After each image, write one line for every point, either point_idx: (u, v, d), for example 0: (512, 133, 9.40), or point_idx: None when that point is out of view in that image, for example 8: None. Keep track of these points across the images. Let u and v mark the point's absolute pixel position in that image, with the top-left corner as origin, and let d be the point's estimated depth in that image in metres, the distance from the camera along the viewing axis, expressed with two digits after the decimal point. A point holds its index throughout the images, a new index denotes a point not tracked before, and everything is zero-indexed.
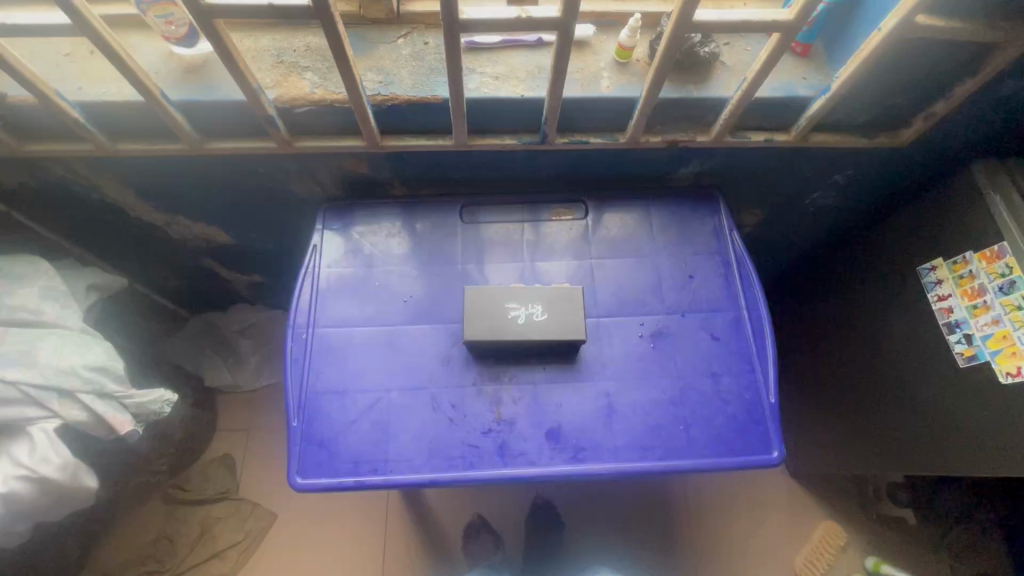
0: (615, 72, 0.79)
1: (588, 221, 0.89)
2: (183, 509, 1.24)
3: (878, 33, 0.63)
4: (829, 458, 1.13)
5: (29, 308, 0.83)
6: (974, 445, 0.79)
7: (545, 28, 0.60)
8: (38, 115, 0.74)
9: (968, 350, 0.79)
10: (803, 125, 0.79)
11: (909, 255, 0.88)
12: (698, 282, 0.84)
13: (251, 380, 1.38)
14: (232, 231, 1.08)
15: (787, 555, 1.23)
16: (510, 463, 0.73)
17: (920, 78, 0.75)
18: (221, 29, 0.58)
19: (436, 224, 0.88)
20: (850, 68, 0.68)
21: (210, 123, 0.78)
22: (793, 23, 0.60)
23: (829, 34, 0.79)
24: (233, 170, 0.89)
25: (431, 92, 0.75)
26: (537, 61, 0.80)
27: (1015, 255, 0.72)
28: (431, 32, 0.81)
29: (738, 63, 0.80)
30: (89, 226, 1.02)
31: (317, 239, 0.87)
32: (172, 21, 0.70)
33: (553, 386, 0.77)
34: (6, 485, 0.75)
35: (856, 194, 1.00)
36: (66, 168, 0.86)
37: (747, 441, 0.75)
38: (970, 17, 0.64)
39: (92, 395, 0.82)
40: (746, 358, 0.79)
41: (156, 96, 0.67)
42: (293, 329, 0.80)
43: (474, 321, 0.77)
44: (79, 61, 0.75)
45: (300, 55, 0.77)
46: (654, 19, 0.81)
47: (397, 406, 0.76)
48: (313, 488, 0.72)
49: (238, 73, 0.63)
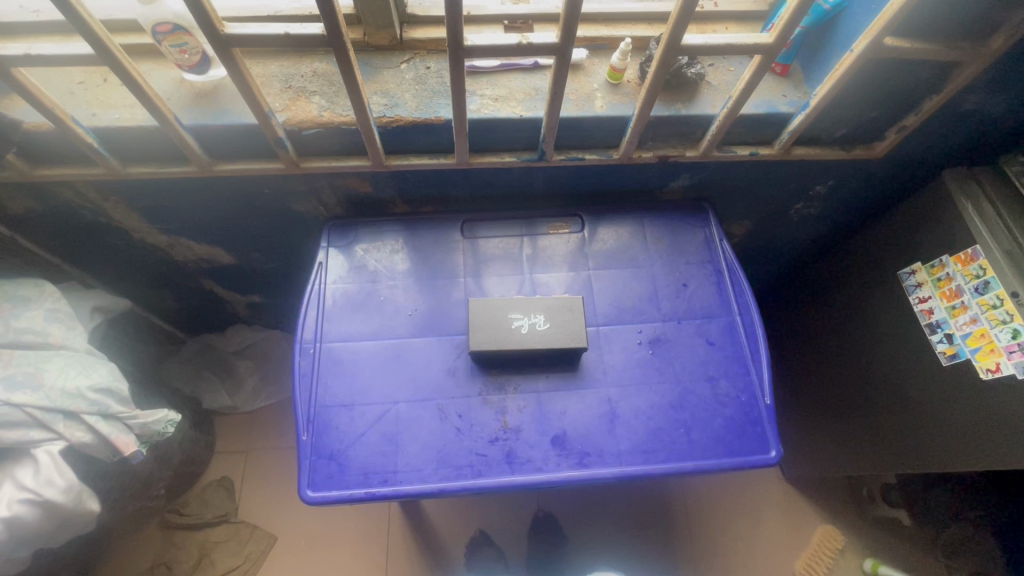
0: (608, 92, 0.83)
1: (584, 234, 0.92)
2: (182, 533, 1.22)
3: (851, 55, 0.68)
4: (822, 461, 1.16)
5: (35, 329, 0.83)
6: (962, 441, 0.82)
7: (545, 52, 0.64)
8: (52, 141, 0.77)
9: (950, 349, 0.82)
10: (785, 139, 0.83)
11: (890, 259, 0.93)
12: (692, 290, 0.87)
13: (249, 402, 1.38)
14: (234, 251, 1.09)
15: (788, 559, 1.25)
16: (518, 471, 0.75)
17: (891, 95, 0.81)
18: (238, 56, 0.61)
19: (438, 240, 0.91)
20: (826, 86, 0.72)
21: (219, 146, 0.81)
22: (773, 45, 0.64)
23: (805, 55, 0.84)
24: (238, 191, 0.91)
25: (434, 114, 0.79)
26: (534, 83, 0.84)
27: (986, 256, 0.76)
28: (433, 57, 0.85)
29: (723, 82, 0.85)
30: (92, 249, 1.03)
31: (323, 256, 0.89)
32: (186, 49, 0.73)
33: (557, 394, 0.79)
34: (9, 510, 0.74)
35: (839, 203, 1.05)
36: (73, 192, 0.87)
37: (745, 442, 0.77)
38: (933, 39, 0.70)
39: (97, 417, 0.82)
40: (741, 361, 0.82)
41: (169, 120, 0.69)
42: (301, 345, 0.82)
43: (479, 331, 0.79)
44: (94, 88, 0.78)
45: (308, 80, 0.81)
46: (642, 43, 0.87)
47: (405, 418, 0.77)
48: (324, 501, 0.73)
49: (251, 98, 0.66)
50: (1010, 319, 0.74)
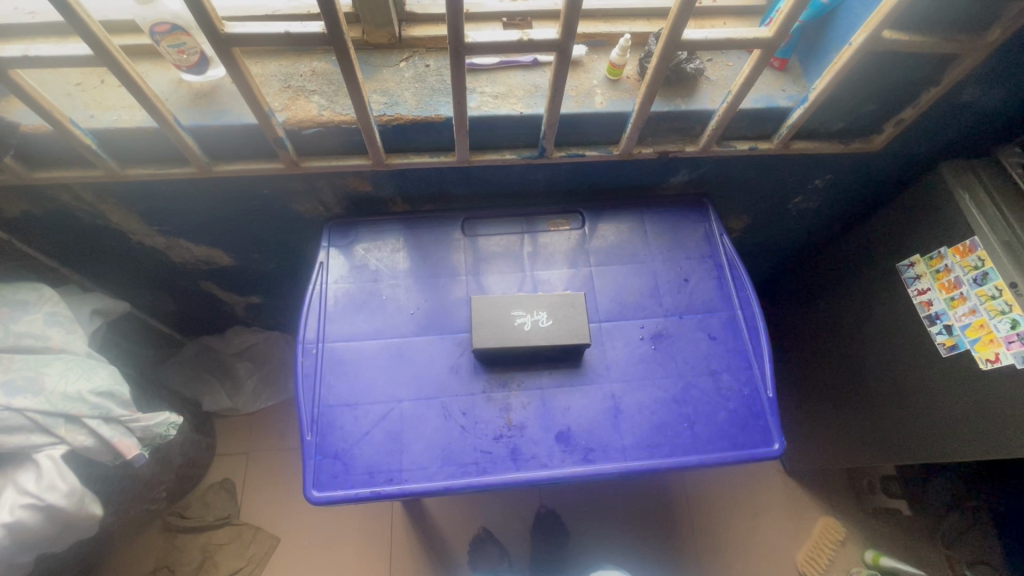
0: (608, 88, 0.83)
1: (584, 230, 0.92)
2: (183, 536, 1.22)
3: (849, 48, 0.68)
4: (823, 453, 1.17)
5: (35, 334, 0.83)
6: (963, 430, 0.83)
7: (545, 49, 0.64)
8: (49, 143, 0.76)
9: (949, 340, 0.83)
10: (784, 133, 0.84)
11: (889, 252, 0.94)
12: (693, 284, 0.88)
13: (249, 404, 1.38)
14: (233, 252, 1.09)
15: (788, 553, 1.25)
16: (523, 467, 0.75)
17: (888, 88, 0.81)
18: (238, 56, 0.61)
19: (438, 239, 0.91)
20: (826, 80, 0.73)
21: (219, 147, 0.81)
22: (772, 40, 0.64)
23: (803, 49, 0.85)
24: (237, 191, 0.90)
25: (434, 112, 0.79)
26: (533, 80, 0.84)
27: (985, 247, 0.76)
28: (431, 55, 0.85)
29: (722, 77, 0.86)
30: (91, 252, 1.02)
31: (323, 256, 0.89)
32: (184, 49, 0.73)
33: (560, 390, 0.80)
34: (11, 515, 0.73)
35: (837, 195, 1.05)
36: (71, 195, 0.87)
37: (748, 435, 0.78)
38: (930, 32, 0.70)
39: (99, 420, 0.81)
40: (743, 355, 0.83)
41: (169, 120, 0.69)
42: (303, 345, 0.81)
43: (482, 328, 0.79)
44: (90, 90, 0.78)
45: (306, 79, 0.81)
46: (642, 39, 0.87)
47: (410, 416, 0.77)
48: (329, 501, 0.73)
49: (251, 98, 0.66)
50: (1009, 309, 0.74)
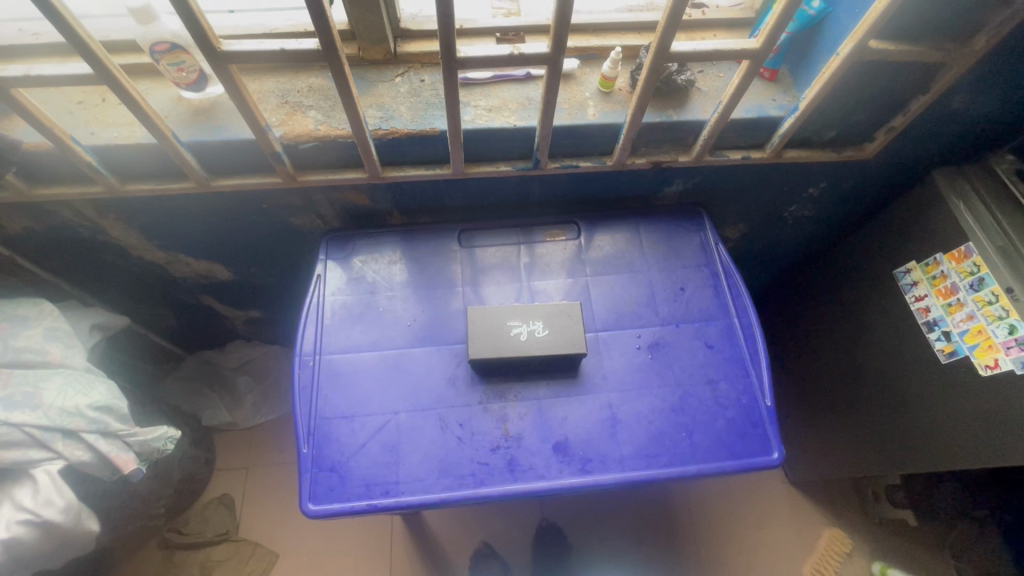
0: (600, 100, 0.84)
1: (580, 241, 0.93)
2: (182, 553, 1.21)
3: (837, 58, 0.69)
4: (825, 462, 1.16)
5: (34, 348, 0.83)
6: (966, 437, 0.82)
7: (536, 62, 0.65)
8: (51, 160, 0.78)
9: (949, 346, 0.82)
10: (776, 142, 0.85)
11: (885, 260, 0.93)
12: (689, 293, 0.88)
13: (249, 417, 1.38)
14: (233, 266, 1.10)
15: (796, 563, 1.24)
16: (521, 479, 0.74)
17: (878, 97, 0.82)
18: (233, 72, 0.62)
19: (436, 251, 0.92)
20: (815, 89, 0.73)
21: (219, 162, 0.82)
22: (760, 50, 0.65)
23: (792, 60, 0.86)
24: (236, 206, 0.92)
25: (430, 125, 0.80)
26: (527, 93, 0.85)
27: (980, 253, 0.77)
28: (426, 70, 0.86)
29: (712, 87, 0.87)
30: (90, 267, 1.03)
31: (321, 268, 0.89)
32: (183, 68, 0.74)
33: (557, 400, 0.79)
34: (8, 531, 0.73)
35: (832, 203, 1.06)
36: (72, 211, 0.88)
37: (747, 444, 0.77)
38: (918, 41, 0.71)
39: (97, 435, 0.82)
40: (740, 363, 0.83)
41: (169, 137, 0.70)
42: (300, 357, 0.82)
43: (478, 339, 0.79)
44: (92, 107, 0.79)
45: (303, 95, 0.82)
46: (633, 52, 0.88)
47: (407, 428, 0.77)
48: (326, 514, 0.72)
49: (247, 112, 0.67)
50: (1006, 314, 0.74)
